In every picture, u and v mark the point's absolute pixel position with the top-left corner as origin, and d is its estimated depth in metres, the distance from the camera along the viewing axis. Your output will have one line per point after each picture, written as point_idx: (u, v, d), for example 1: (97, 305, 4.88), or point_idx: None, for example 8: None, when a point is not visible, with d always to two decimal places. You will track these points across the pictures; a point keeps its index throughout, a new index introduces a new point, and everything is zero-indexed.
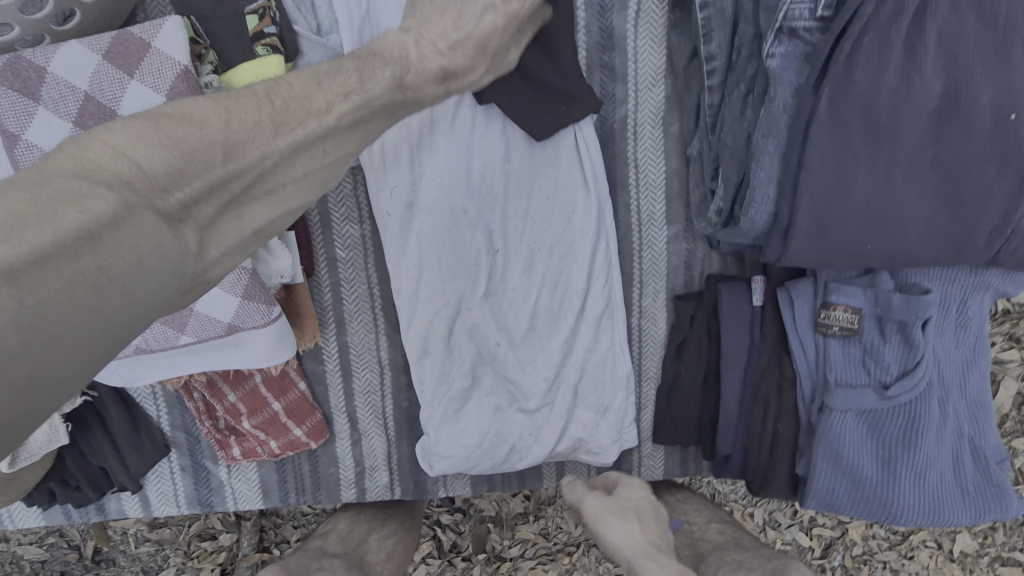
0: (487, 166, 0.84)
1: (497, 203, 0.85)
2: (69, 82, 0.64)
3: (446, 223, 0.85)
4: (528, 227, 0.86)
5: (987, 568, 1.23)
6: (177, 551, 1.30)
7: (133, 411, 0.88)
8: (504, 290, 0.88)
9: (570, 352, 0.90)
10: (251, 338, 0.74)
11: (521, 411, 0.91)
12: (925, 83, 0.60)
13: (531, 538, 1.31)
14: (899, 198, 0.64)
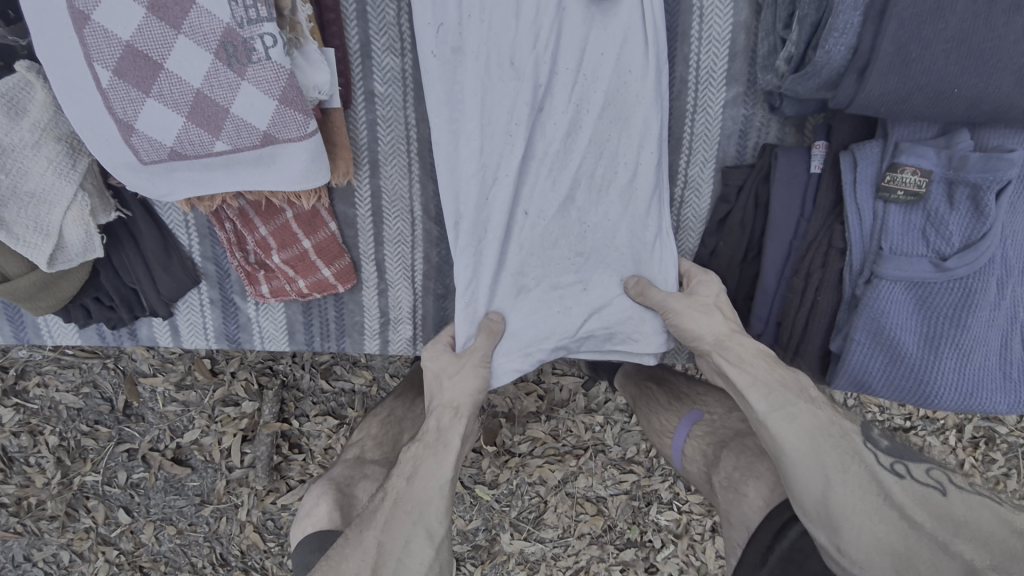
0: (539, 6, 0.76)
1: (548, 52, 0.77)
2: None
3: (490, 69, 0.77)
4: (578, 83, 0.79)
5: None
6: (201, 415, 1.30)
7: (165, 234, 0.88)
8: (546, 151, 0.82)
9: (609, 228, 0.85)
10: (286, 152, 0.72)
11: (553, 287, 0.85)
12: None
13: (541, 437, 1.31)
14: (998, 27, 0.59)
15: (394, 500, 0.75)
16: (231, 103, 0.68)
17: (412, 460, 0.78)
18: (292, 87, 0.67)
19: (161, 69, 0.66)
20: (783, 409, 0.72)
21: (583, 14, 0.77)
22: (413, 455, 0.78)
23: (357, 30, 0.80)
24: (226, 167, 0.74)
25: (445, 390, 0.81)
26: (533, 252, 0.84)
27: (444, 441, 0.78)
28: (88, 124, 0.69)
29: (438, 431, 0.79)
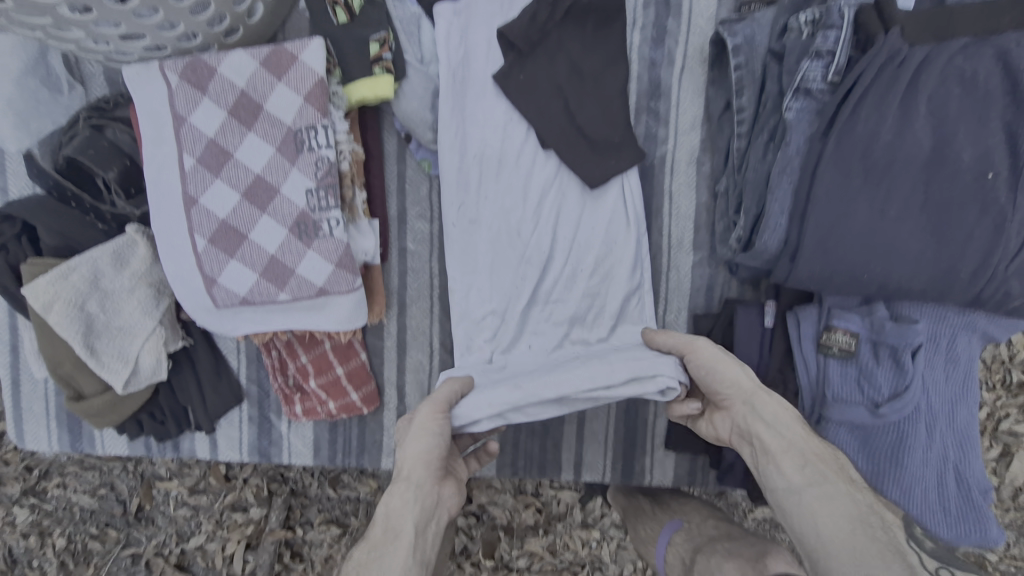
0: (542, 193, 0.96)
1: (548, 226, 0.97)
2: (231, 80, 0.81)
3: (500, 238, 0.97)
4: (573, 249, 0.98)
5: None
6: (209, 520, 1.36)
7: (219, 360, 1.03)
8: (546, 301, 0.98)
9: None
10: (335, 301, 0.89)
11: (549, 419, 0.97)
12: (917, 137, 0.73)
13: (538, 553, 1.36)
14: (893, 231, 0.75)
15: None
16: (297, 265, 0.85)
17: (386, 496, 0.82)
18: (346, 254, 0.85)
19: (245, 239, 0.85)
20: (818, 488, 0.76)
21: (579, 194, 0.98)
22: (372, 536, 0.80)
23: (396, 202, 1.01)
24: (284, 311, 0.90)
25: (387, 518, 0.79)
26: None
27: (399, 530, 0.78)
28: (181, 276, 0.86)
29: (387, 521, 0.80)
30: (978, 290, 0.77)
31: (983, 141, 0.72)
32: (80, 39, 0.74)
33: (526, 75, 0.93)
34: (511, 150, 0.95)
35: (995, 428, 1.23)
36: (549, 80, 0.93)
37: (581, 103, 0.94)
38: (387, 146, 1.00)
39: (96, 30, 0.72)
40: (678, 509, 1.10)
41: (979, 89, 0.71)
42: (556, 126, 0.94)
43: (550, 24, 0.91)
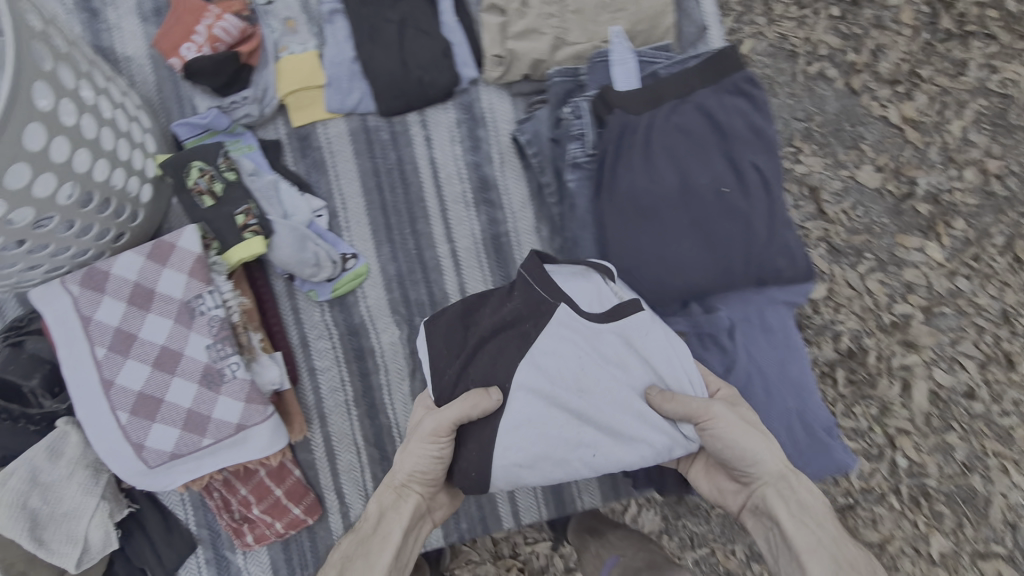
0: (577, 379, 0.88)
1: (591, 399, 0.88)
2: (123, 277, 0.97)
3: (543, 411, 0.86)
4: (606, 409, 0.88)
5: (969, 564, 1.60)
6: None
7: (167, 515, 1.11)
8: (592, 419, 0.87)
9: (622, 396, 0.89)
10: (253, 433, 1.01)
11: (568, 338, 0.89)
12: (665, 179, 0.95)
13: None
14: (673, 250, 0.97)
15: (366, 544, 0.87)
16: (212, 411, 0.98)
17: (379, 512, 0.91)
18: (252, 390, 1.00)
19: (162, 402, 0.97)
20: (792, 502, 0.84)
21: (625, 380, 0.90)
22: (380, 508, 0.91)
23: (296, 332, 1.18)
24: (211, 454, 1.01)
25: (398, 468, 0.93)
26: (546, 365, 0.88)
27: (399, 508, 0.91)
28: (110, 451, 0.97)
29: (378, 518, 0.90)
30: (755, 274, 0.99)
31: (711, 171, 0.96)
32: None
33: (495, 358, 0.90)
34: (523, 415, 0.86)
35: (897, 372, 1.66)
36: (507, 363, 0.89)
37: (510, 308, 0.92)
38: (276, 287, 1.17)
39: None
40: (612, 544, 1.26)
41: (694, 135, 0.96)
42: (496, 355, 0.90)
43: (491, 324, 0.92)
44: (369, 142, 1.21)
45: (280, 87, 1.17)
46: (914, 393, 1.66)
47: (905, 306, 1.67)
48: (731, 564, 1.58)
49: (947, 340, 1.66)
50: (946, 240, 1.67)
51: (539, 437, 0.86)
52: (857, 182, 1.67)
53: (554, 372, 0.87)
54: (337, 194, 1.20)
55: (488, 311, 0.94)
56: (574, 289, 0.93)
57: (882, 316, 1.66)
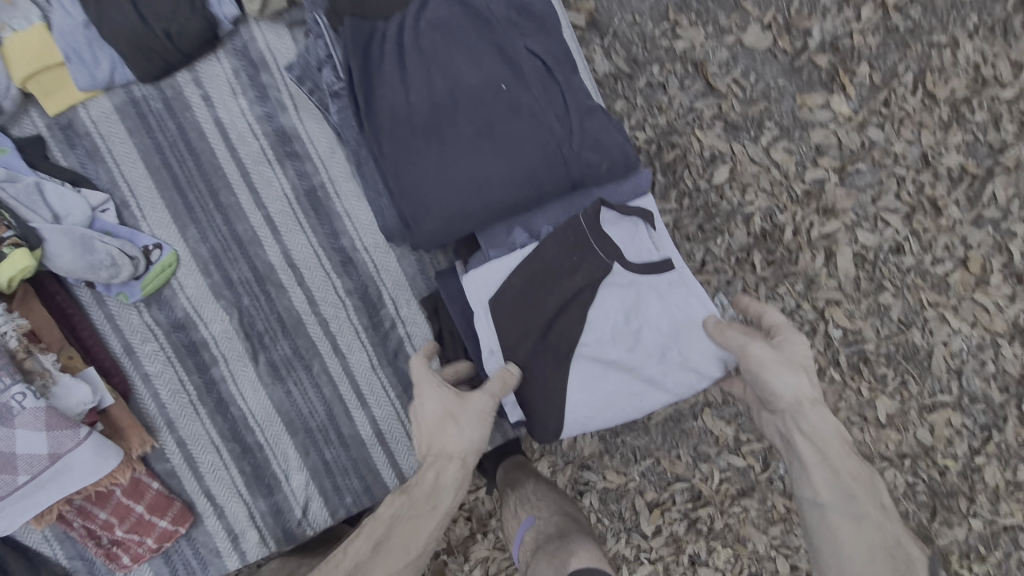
0: (629, 340, 0.92)
1: (659, 343, 0.93)
2: None
3: (603, 379, 0.93)
4: (668, 355, 0.93)
5: (919, 420, 1.39)
6: None
7: (32, 555, 1.06)
8: (635, 386, 0.93)
9: (649, 361, 0.92)
10: (73, 459, 0.93)
11: (622, 309, 0.92)
12: (432, 87, 0.84)
13: (487, 555, 1.32)
14: (464, 167, 0.84)
15: (399, 526, 0.86)
16: (15, 447, 0.90)
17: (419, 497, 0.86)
18: (53, 415, 0.92)
19: None
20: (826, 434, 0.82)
21: (670, 328, 0.93)
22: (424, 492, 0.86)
23: (117, 341, 1.07)
24: (38, 490, 0.93)
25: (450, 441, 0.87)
26: (607, 331, 0.92)
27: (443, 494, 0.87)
28: None
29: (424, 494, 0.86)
30: (569, 173, 0.86)
31: (481, 68, 0.84)
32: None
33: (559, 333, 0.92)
34: (598, 378, 0.93)
35: (840, 246, 1.42)
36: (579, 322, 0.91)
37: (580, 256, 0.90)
38: (83, 298, 1.07)
39: None
40: (530, 502, 1.20)
41: (453, 30, 0.85)
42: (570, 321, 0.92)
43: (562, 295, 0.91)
44: (142, 116, 1.07)
45: (14, 74, 1.01)
46: (840, 261, 1.42)
47: (816, 170, 1.44)
48: (677, 469, 1.34)
49: (868, 198, 1.43)
50: (852, 90, 1.44)
51: (598, 389, 0.93)
52: (745, 46, 1.45)
53: (603, 343, 0.92)
54: (121, 181, 1.07)
55: (549, 284, 0.91)
56: (634, 238, 0.95)
57: (793, 187, 1.44)
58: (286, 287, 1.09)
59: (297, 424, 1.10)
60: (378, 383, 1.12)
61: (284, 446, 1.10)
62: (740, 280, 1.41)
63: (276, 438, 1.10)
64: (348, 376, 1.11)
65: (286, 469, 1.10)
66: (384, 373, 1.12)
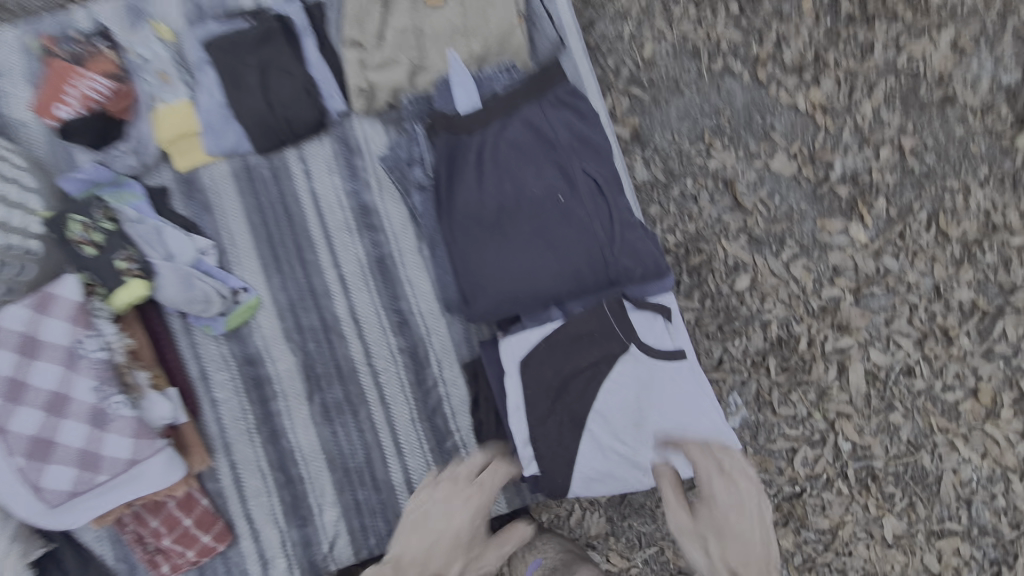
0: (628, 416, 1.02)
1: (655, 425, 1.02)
2: (8, 328, 1.03)
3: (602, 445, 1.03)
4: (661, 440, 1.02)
5: (923, 542, 1.51)
6: None
7: (83, 550, 1.19)
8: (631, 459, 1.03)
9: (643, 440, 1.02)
10: (146, 467, 1.08)
11: (626, 389, 1.02)
12: (501, 190, 1.00)
13: None
14: (521, 259, 1.00)
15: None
16: (104, 448, 1.05)
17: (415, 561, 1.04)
18: (142, 427, 1.07)
19: (54, 444, 1.04)
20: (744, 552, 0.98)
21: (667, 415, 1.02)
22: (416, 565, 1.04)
23: (195, 366, 1.22)
24: (111, 489, 1.08)
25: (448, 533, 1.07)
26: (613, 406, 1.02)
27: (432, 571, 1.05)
28: (10, 494, 1.03)
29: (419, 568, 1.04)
30: (607, 273, 1.02)
31: (545, 179, 1.00)
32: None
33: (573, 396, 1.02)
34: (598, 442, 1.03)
35: (853, 360, 1.54)
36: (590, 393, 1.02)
37: (594, 331, 1.02)
38: (173, 324, 1.22)
39: None
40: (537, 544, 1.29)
41: (525, 145, 1.01)
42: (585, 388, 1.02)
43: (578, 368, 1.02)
44: (251, 181, 1.27)
45: (158, 135, 1.21)
46: (851, 374, 1.54)
47: (832, 289, 1.56)
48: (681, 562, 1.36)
49: (881, 319, 1.55)
50: (870, 220, 1.56)
51: (602, 448, 1.02)
52: (772, 172, 1.58)
53: (608, 418, 1.02)
54: (225, 232, 1.26)
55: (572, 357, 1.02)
56: (653, 331, 1.05)
57: (809, 301, 1.56)
58: (346, 337, 1.24)
59: (337, 464, 1.22)
60: (414, 435, 1.23)
61: (322, 482, 1.22)
62: (755, 383, 1.54)
63: (317, 474, 1.22)
64: (389, 426, 1.23)
65: (321, 504, 1.21)
66: (421, 428, 1.23)
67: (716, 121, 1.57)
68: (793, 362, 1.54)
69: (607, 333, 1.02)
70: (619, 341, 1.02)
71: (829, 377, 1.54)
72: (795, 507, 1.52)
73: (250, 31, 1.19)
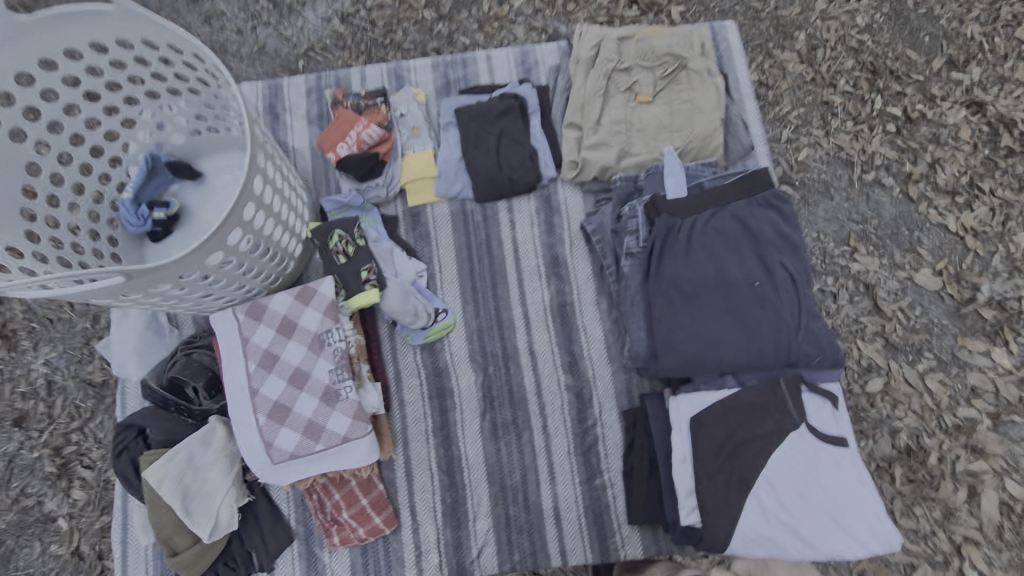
0: (793, 485, 1.10)
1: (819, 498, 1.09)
2: (276, 311, 1.29)
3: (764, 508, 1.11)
4: (824, 514, 1.08)
5: None
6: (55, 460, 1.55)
7: (274, 508, 1.37)
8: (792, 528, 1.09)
9: (807, 510, 1.09)
10: (353, 446, 1.27)
11: (791, 460, 1.12)
12: (703, 268, 1.17)
13: None
14: (711, 329, 1.15)
15: None
16: (328, 423, 1.25)
17: None
18: (359, 411, 1.27)
19: (291, 411, 1.25)
20: None
21: (831, 491, 1.09)
22: None
23: (393, 368, 1.43)
24: (320, 460, 1.27)
25: None
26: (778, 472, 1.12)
27: None
28: (247, 446, 1.24)
29: None
30: (786, 356, 1.14)
31: (742, 266, 1.17)
32: (156, 301, 1.15)
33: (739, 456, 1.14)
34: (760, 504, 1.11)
35: (985, 487, 1.53)
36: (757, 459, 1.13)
37: (769, 403, 1.14)
38: (381, 330, 1.45)
39: (182, 294, 1.17)
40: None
41: (728, 235, 1.19)
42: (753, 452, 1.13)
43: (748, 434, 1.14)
44: (466, 222, 1.50)
45: (402, 176, 1.50)
46: (981, 500, 1.52)
47: (968, 409, 1.57)
48: None
49: (1021, 450, 1.55)
50: (1014, 346, 1.60)
51: (764, 511, 1.11)
52: (915, 283, 1.65)
53: (772, 483, 1.11)
54: (437, 261, 1.49)
55: (744, 423, 1.15)
56: (822, 414, 1.16)
57: (942, 416, 1.57)
58: (523, 368, 1.42)
59: (496, 479, 1.37)
60: (568, 467, 1.36)
61: (480, 493, 1.36)
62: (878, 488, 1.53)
63: (478, 485, 1.37)
64: (547, 454, 1.37)
65: (477, 511, 1.36)
66: (575, 460, 1.36)
67: (862, 226, 1.68)
68: (920, 473, 1.54)
69: (780, 408, 1.14)
70: (791, 418, 1.13)
71: (955, 497, 1.53)
72: None
73: (496, 103, 1.47)
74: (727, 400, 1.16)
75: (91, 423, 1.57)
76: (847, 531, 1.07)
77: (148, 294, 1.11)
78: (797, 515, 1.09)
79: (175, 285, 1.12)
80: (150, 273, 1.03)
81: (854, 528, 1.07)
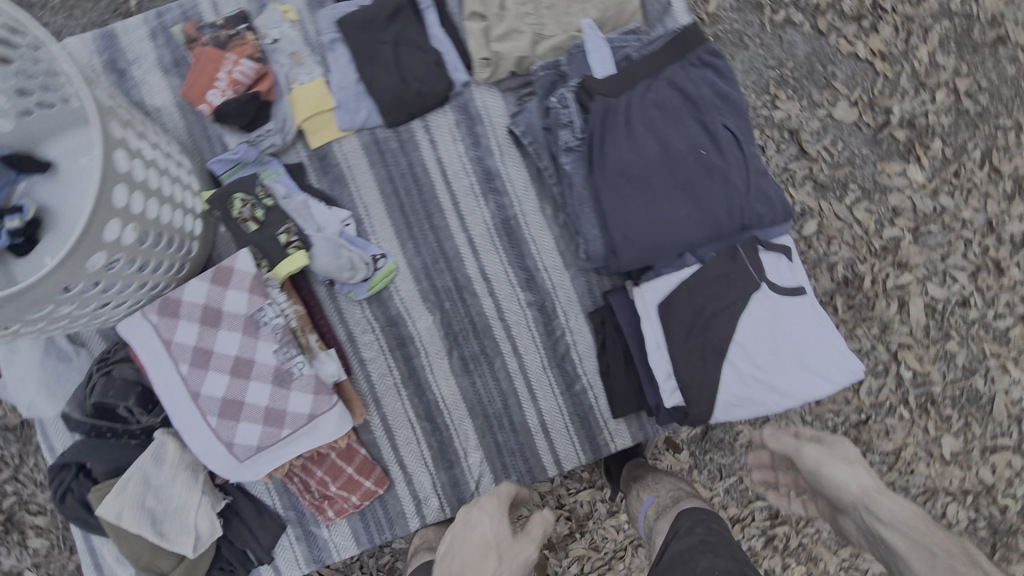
0: (764, 342, 1.11)
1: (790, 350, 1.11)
2: (193, 302, 1.12)
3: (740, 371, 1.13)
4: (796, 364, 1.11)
5: (980, 457, 1.65)
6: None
7: (256, 501, 1.29)
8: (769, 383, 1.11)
9: (780, 364, 1.11)
10: (324, 420, 1.18)
11: (760, 318, 1.12)
12: (646, 147, 1.10)
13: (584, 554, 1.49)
14: (666, 210, 1.11)
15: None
16: (289, 405, 1.15)
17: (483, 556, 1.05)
18: (319, 384, 1.18)
19: (244, 404, 1.14)
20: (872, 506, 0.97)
21: (800, 341, 1.11)
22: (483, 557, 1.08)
23: (343, 329, 1.32)
24: (292, 443, 1.18)
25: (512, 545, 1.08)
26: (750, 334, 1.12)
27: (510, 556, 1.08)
28: (207, 451, 1.13)
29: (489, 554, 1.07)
30: (741, 221, 1.12)
31: (685, 137, 1.11)
32: (43, 329, 0.96)
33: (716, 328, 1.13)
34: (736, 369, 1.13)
35: (912, 296, 1.64)
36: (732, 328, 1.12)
37: (733, 271, 1.13)
38: (320, 293, 1.32)
39: (77, 312, 0.98)
40: (650, 486, 1.29)
41: (666, 107, 1.12)
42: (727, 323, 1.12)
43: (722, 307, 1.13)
44: (380, 152, 1.34)
45: (296, 115, 1.29)
46: (911, 309, 1.64)
47: (892, 229, 1.65)
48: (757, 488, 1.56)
49: (938, 255, 1.65)
50: (925, 161, 1.65)
51: (741, 373, 1.12)
52: (834, 119, 1.65)
53: (745, 346, 1.12)
54: (359, 202, 1.34)
55: (716, 297, 1.13)
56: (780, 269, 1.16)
57: (871, 241, 1.65)
58: (479, 295, 1.35)
59: (478, 410, 1.34)
60: (546, 381, 1.35)
61: (466, 428, 1.34)
62: None
63: (461, 422, 1.34)
64: (523, 373, 1.35)
65: (466, 447, 1.34)
66: (552, 373, 1.35)
67: (780, 71, 1.63)
68: (859, 300, 1.65)
69: (745, 276, 1.12)
70: (755, 280, 1.12)
71: (890, 314, 1.64)
72: (863, 433, 1.62)
73: (383, 6, 1.26)
74: (693, 279, 1.15)
75: (20, 468, 1.39)
76: (818, 373, 1.11)
77: (31, 322, 0.92)
78: (772, 371, 1.11)
79: (65, 304, 0.94)
80: (21, 298, 0.84)
81: (823, 371, 1.10)
